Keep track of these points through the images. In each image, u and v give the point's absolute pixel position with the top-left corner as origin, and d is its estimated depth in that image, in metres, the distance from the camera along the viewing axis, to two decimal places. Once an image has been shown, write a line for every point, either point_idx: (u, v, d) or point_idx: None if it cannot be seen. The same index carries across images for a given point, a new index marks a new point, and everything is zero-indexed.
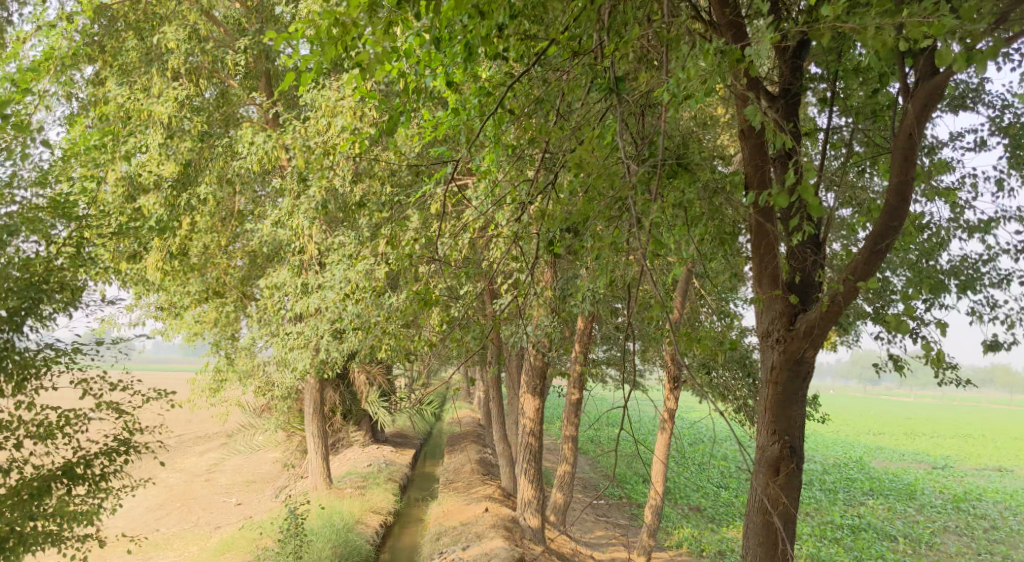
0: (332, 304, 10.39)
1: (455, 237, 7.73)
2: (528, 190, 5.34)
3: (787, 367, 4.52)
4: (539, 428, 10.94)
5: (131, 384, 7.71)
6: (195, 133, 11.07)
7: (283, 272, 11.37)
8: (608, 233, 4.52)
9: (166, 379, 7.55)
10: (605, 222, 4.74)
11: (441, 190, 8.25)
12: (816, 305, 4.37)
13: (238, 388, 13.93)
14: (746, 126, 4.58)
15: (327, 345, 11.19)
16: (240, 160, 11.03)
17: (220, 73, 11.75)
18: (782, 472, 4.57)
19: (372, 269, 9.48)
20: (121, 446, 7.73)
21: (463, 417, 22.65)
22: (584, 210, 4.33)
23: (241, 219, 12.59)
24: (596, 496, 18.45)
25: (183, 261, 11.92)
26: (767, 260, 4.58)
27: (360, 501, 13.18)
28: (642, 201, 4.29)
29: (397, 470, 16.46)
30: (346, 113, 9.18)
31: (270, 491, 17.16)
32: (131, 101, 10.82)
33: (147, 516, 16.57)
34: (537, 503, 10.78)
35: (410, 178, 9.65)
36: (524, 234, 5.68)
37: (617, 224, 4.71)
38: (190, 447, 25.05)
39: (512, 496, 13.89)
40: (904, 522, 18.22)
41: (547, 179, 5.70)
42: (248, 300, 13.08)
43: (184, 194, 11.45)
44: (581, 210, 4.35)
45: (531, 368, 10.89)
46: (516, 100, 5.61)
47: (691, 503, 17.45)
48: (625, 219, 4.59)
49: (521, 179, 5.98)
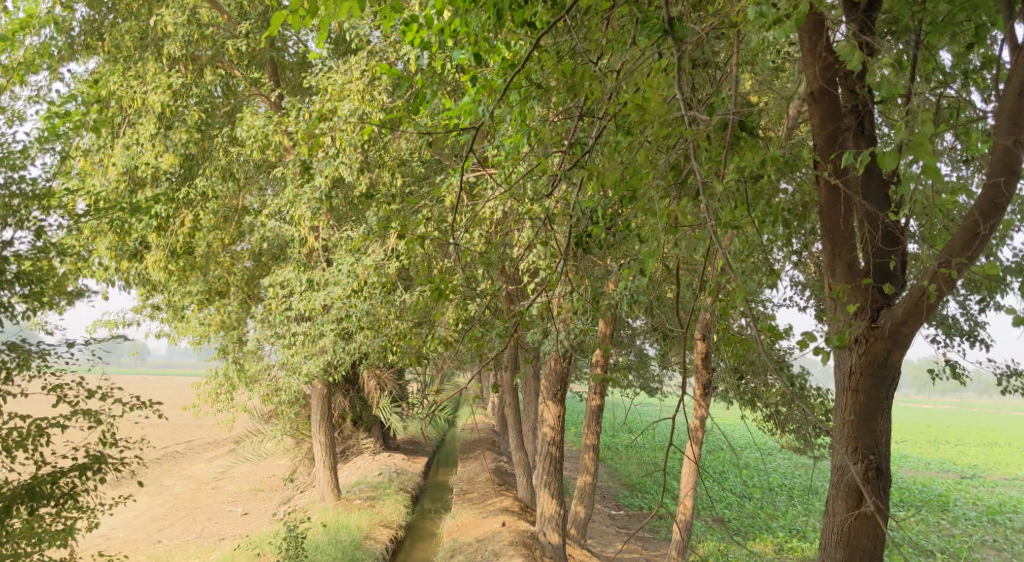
0: (339, 302, 9.76)
1: (472, 228, 7.06)
2: (559, 166, 4.67)
3: (870, 373, 3.82)
4: (561, 438, 10.27)
5: (107, 394, 7.19)
6: (194, 123, 10.49)
7: (289, 269, 10.77)
8: (662, 208, 3.81)
9: (144, 389, 7.02)
10: (656, 196, 4.02)
11: (458, 178, 7.57)
12: (908, 297, 3.68)
13: (244, 392, 13.35)
14: (814, 88, 3.95)
15: (335, 347, 10.57)
16: (243, 150, 10.44)
17: (223, 61, 11.14)
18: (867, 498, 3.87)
19: (382, 266, 8.80)
20: (95, 461, 7.22)
21: (477, 424, 22.00)
22: (635, 178, 3.65)
23: (246, 215, 11.96)
24: (616, 507, 17.68)
25: (186, 260, 11.33)
26: (841, 245, 3.93)
27: (369, 514, 12.52)
28: (703, 170, 3.58)
29: (408, 480, 15.76)
30: (355, 99, 8.57)
31: (277, 501, 16.57)
32: (125, 88, 10.27)
33: (150, 526, 16.04)
34: (559, 519, 10.13)
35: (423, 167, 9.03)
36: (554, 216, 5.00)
37: (668, 197, 4.00)
38: (197, 454, 24.55)
39: (529, 509, 13.17)
40: (940, 535, 17.38)
41: (577, 156, 5.02)
42: (254, 301, 12.48)
43: (184, 189, 10.88)
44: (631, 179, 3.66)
45: (551, 373, 10.20)
46: (540, 64, 4.94)
47: (715, 514, 16.71)
48: (678, 193, 3.90)
49: (546, 158, 5.32)
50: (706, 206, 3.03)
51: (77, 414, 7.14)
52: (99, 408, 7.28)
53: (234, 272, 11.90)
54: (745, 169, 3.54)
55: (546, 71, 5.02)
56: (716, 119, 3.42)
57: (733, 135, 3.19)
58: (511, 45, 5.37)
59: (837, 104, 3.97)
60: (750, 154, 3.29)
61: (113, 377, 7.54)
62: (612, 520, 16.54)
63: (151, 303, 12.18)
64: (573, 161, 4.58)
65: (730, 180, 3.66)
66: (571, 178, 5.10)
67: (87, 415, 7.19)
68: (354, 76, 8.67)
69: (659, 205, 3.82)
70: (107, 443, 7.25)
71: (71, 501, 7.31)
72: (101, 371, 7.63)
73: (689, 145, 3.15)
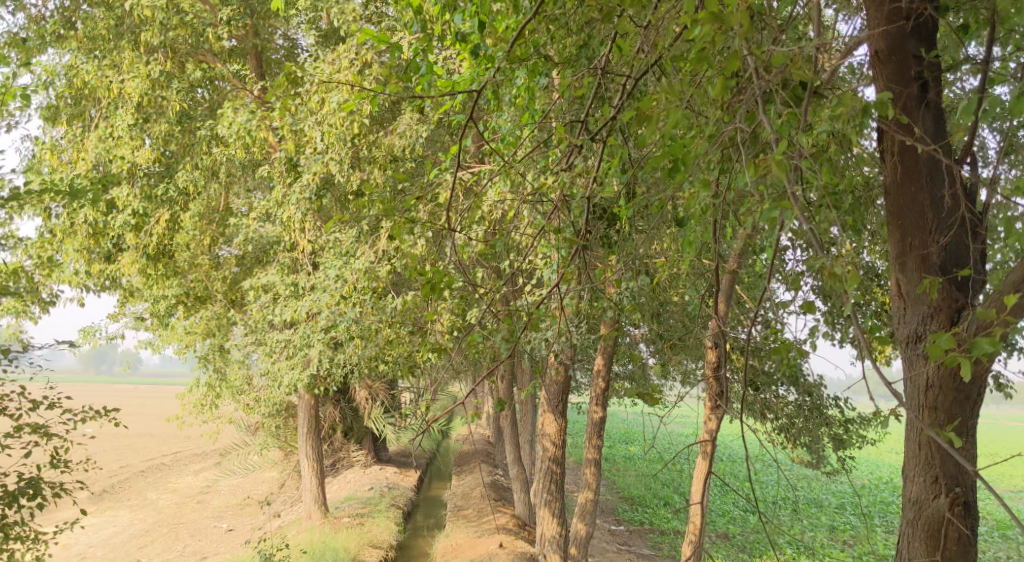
0: (326, 309, 9.17)
1: (469, 225, 6.45)
2: (574, 142, 4.07)
3: (951, 387, 3.47)
4: (562, 452, 9.67)
5: (52, 409, 6.48)
6: (173, 115, 9.87)
7: (273, 273, 10.18)
8: (706, 182, 3.18)
9: (92, 403, 6.32)
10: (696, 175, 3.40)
11: (455, 172, 6.93)
12: (994, 296, 3.26)
13: (229, 403, 12.73)
14: (876, 50, 3.54)
15: (321, 356, 9.97)
16: (225, 145, 9.81)
17: (205, 50, 10.48)
18: (947, 528, 3.48)
19: (373, 270, 8.19)
20: (42, 481, 6.52)
21: (472, 435, 21.35)
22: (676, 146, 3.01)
23: (229, 216, 11.29)
24: (616, 522, 17.06)
25: (166, 264, 10.69)
26: (913, 237, 3.53)
27: (359, 533, 11.89)
28: (759, 139, 2.97)
29: (400, 495, 15.08)
30: (342, 89, 7.95)
31: (264, 517, 15.92)
32: (98, 77, 9.67)
33: (130, 544, 15.40)
34: (561, 541, 9.49)
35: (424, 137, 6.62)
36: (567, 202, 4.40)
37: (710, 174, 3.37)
38: (183, 467, 23.88)
39: (528, 527, 12.57)
40: None
41: (592, 132, 4.42)
42: (238, 307, 11.82)
43: (162, 186, 10.24)
44: (671, 147, 3.03)
45: (551, 384, 9.60)
46: (551, 28, 4.33)
47: (719, 530, 16.17)
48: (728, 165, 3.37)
49: (557, 138, 4.70)
50: (781, 171, 2.46)
51: (20, 431, 6.44)
52: (44, 422, 6.57)
53: (216, 276, 11.19)
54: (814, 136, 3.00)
55: (559, 37, 4.44)
56: (784, 73, 2.79)
57: (810, 88, 2.64)
58: (516, 13, 4.79)
59: (908, 80, 3.54)
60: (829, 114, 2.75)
61: (59, 388, 6.83)
62: (612, 536, 15.91)
63: (128, 309, 11.51)
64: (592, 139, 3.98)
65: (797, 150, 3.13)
66: (586, 161, 4.51)
67: (28, 433, 6.46)
68: (343, 63, 8.01)
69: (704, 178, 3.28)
70: (53, 464, 6.52)
71: (17, 526, 6.59)
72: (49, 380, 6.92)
73: (755, 99, 2.58)
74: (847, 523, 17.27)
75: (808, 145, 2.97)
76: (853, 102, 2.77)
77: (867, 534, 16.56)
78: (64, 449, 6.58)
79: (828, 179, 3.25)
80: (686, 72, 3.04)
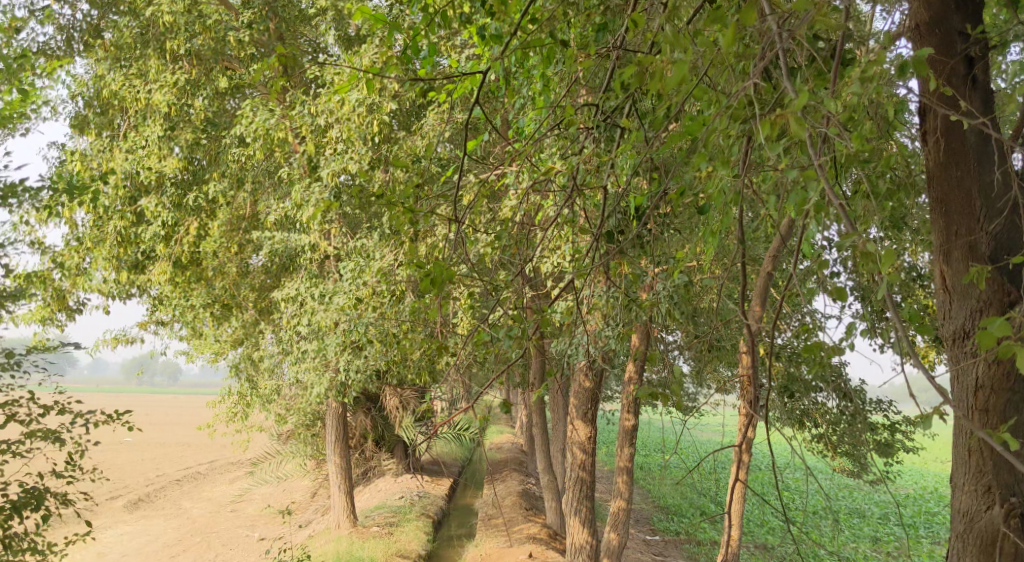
0: (350, 315, 9.09)
1: (490, 225, 6.28)
2: (592, 129, 3.86)
3: (1004, 389, 3.25)
4: (592, 461, 9.41)
5: (63, 417, 6.33)
6: (199, 122, 9.85)
7: (300, 280, 10.13)
8: (728, 161, 2.91)
9: (102, 412, 6.21)
10: (720, 158, 3.15)
11: (478, 173, 6.75)
12: None
13: (260, 412, 12.73)
14: (919, 23, 3.31)
15: (346, 364, 9.87)
16: (246, 149, 9.72)
17: (228, 57, 10.45)
18: (1004, 545, 3.24)
19: (395, 274, 8.07)
20: (56, 490, 6.37)
21: (504, 443, 21.18)
22: (696, 120, 2.74)
23: (255, 223, 11.22)
24: (651, 533, 16.73)
25: (194, 271, 10.68)
26: (960, 225, 3.31)
27: (386, 543, 11.75)
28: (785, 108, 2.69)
29: (431, 503, 14.93)
30: (363, 90, 7.92)
31: (296, 526, 15.88)
32: (126, 87, 9.67)
33: (163, 554, 15.44)
34: (593, 553, 9.22)
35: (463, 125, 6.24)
36: (586, 195, 4.18)
37: (737, 154, 3.10)
38: (217, 476, 24.03)
39: (560, 537, 12.35)
40: None
41: (612, 120, 4.20)
42: (265, 315, 11.75)
43: (189, 193, 10.21)
44: (690, 120, 2.75)
45: (580, 390, 9.35)
46: (566, 12, 4.13)
47: (757, 541, 15.81)
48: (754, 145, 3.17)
49: (576, 128, 4.49)
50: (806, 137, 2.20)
51: (32, 439, 6.30)
52: (53, 430, 6.45)
53: (243, 284, 11.15)
54: (848, 106, 2.78)
55: (576, 23, 4.24)
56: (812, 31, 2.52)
57: (841, 46, 2.41)
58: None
59: (952, 56, 3.31)
60: (862, 83, 2.55)
61: (68, 394, 6.72)
62: (647, 547, 15.58)
63: (156, 318, 11.49)
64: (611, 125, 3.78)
65: (827, 124, 2.92)
66: (607, 149, 4.29)
67: (38, 442, 6.35)
68: (364, 66, 7.93)
69: (726, 157, 3.09)
70: (64, 473, 6.41)
71: (30, 536, 6.45)
72: (59, 385, 6.77)
73: (781, 59, 2.32)
74: (891, 534, 16.82)
75: (842, 116, 2.76)
76: (892, 63, 2.51)
77: (912, 546, 16.09)
78: (75, 457, 6.46)
79: (863, 155, 2.99)
80: (706, 40, 2.81)
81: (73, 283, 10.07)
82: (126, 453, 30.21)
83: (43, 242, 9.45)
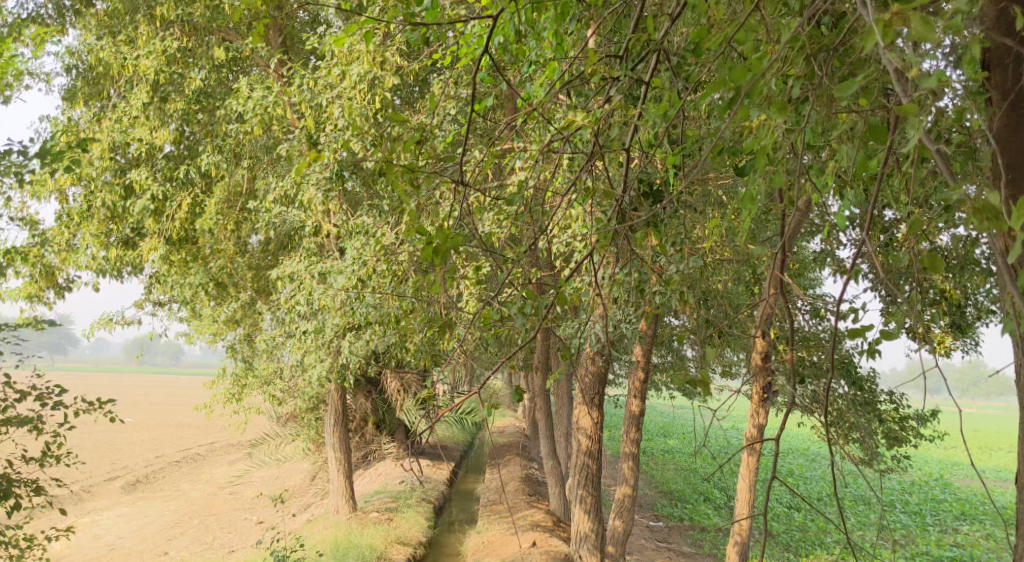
0: (349, 294, 8.80)
1: (493, 198, 5.98)
2: (612, 86, 3.52)
3: None
4: (598, 447, 9.10)
5: (40, 399, 6.02)
6: (190, 92, 9.51)
7: (298, 259, 9.83)
8: (773, 114, 2.54)
9: (81, 396, 5.91)
10: (754, 111, 2.79)
11: (484, 147, 6.44)
12: None
13: (257, 393, 12.45)
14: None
15: (346, 346, 9.58)
16: (241, 122, 9.40)
17: (224, 26, 10.11)
18: None
19: (395, 252, 7.77)
20: (32, 476, 6.06)
21: (506, 427, 20.98)
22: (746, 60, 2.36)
23: (252, 199, 10.90)
24: (655, 518, 16.50)
25: (187, 247, 10.36)
26: (1017, 188, 3.30)
27: (386, 530, 11.50)
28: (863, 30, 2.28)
29: (432, 488, 14.70)
30: (363, 61, 7.64)
31: (294, 509, 15.65)
32: (114, 54, 9.34)
33: (159, 536, 15.20)
34: (596, 540, 8.94)
35: (469, 90, 5.93)
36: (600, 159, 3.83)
37: (777, 108, 2.74)
38: (217, 457, 23.85)
39: (563, 523, 12.10)
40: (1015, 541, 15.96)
41: (631, 77, 3.86)
42: (263, 295, 11.47)
43: (181, 167, 9.89)
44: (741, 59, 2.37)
45: (586, 374, 9.03)
46: None
47: (763, 527, 15.58)
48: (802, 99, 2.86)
49: (590, 86, 4.14)
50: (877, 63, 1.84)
51: (7, 423, 5.99)
52: (28, 414, 6.14)
53: (240, 262, 10.85)
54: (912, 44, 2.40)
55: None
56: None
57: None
58: None
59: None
60: (927, 16, 2.18)
61: (45, 376, 6.41)
62: (651, 533, 15.36)
63: (150, 297, 11.20)
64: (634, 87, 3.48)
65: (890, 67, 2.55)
66: (624, 109, 3.95)
67: (13, 428, 6.05)
68: (363, 32, 7.60)
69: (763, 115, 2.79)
70: (41, 460, 6.11)
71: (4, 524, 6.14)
72: (36, 368, 6.46)
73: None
74: (898, 521, 16.63)
75: (903, 67, 2.45)
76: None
77: (920, 534, 15.87)
78: (52, 441, 6.17)
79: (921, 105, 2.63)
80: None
81: (62, 260, 9.78)
82: (125, 433, 30.01)
83: (30, 219, 9.17)
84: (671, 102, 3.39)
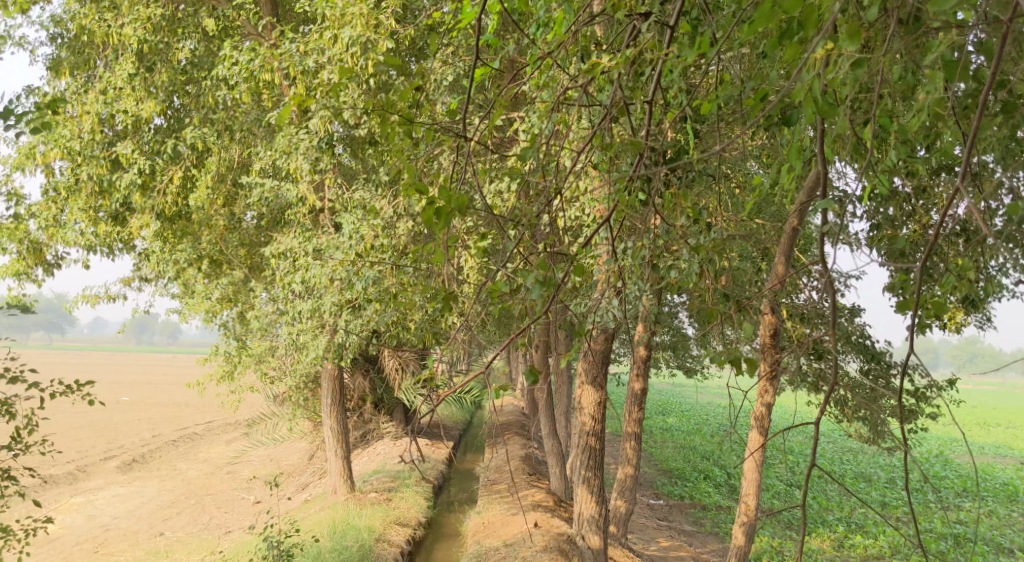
0: (344, 269, 8.55)
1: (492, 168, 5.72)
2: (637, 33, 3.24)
3: None
4: (601, 426, 8.86)
5: (19, 381, 5.78)
6: (176, 61, 9.22)
7: (292, 235, 9.57)
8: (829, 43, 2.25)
9: (61, 377, 5.64)
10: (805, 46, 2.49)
11: (482, 115, 6.19)
12: None
13: (252, 372, 12.24)
14: None
15: (343, 324, 9.34)
16: (230, 92, 9.11)
17: None
18: None
19: (391, 226, 7.52)
20: (12, 461, 5.82)
21: (506, 405, 20.81)
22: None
23: (245, 174, 10.63)
24: (655, 496, 16.36)
25: (178, 223, 10.09)
26: None
27: (385, 511, 11.32)
28: None
29: (431, 468, 14.52)
30: (355, 25, 7.36)
31: (292, 489, 15.50)
32: (97, 23, 9.04)
33: (155, 516, 15.05)
34: (600, 521, 8.73)
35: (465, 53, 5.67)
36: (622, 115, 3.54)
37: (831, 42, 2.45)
38: (215, 437, 23.73)
39: (565, 503, 11.91)
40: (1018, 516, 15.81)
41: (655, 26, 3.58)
42: (255, 272, 11.21)
43: (170, 139, 9.62)
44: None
45: (589, 351, 8.78)
46: None
47: (765, 505, 15.43)
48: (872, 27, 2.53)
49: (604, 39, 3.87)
50: None
51: None
52: (7, 398, 5.90)
53: (232, 238, 10.60)
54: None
55: None
56: None
57: None
58: None
59: None
60: None
61: (22, 358, 6.16)
62: (651, 511, 15.21)
63: (141, 274, 10.92)
64: (668, 40, 3.19)
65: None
66: (639, 64, 3.67)
67: None
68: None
69: (818, 56, 2.47)
70: (22, 445, 5.88)
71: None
72: (11, 349, 6.19)
73: None
74: (900, 498, 16.50)
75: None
76: None
77: (923, 510, 15.71)
78: (33, 425, 5.93)
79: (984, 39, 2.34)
80: None
81: (50, 236, 9.53)
82: (122, 412, 29.87)
83: (16, 193, 8.89)
84: (696, 51, 3.12)
